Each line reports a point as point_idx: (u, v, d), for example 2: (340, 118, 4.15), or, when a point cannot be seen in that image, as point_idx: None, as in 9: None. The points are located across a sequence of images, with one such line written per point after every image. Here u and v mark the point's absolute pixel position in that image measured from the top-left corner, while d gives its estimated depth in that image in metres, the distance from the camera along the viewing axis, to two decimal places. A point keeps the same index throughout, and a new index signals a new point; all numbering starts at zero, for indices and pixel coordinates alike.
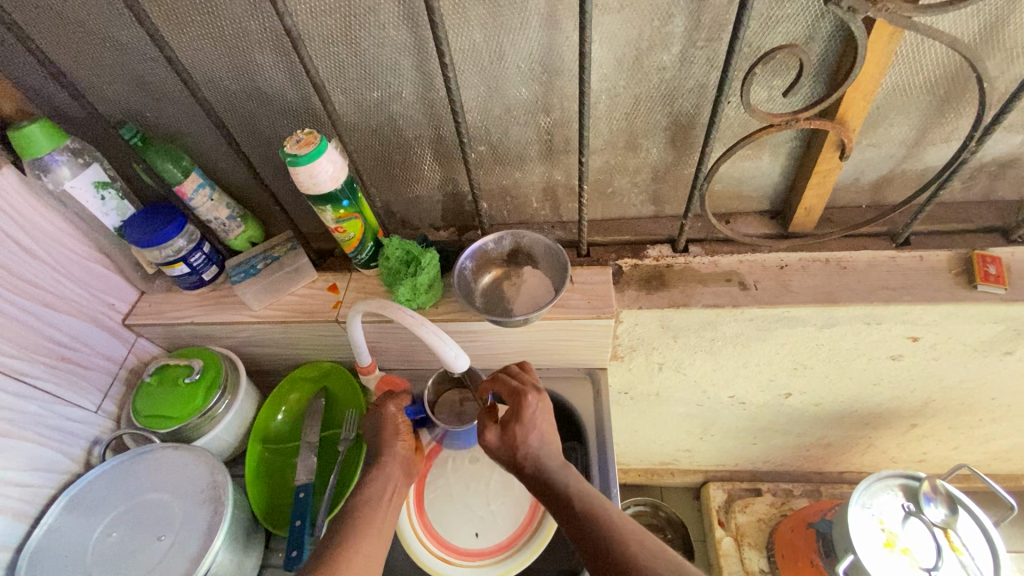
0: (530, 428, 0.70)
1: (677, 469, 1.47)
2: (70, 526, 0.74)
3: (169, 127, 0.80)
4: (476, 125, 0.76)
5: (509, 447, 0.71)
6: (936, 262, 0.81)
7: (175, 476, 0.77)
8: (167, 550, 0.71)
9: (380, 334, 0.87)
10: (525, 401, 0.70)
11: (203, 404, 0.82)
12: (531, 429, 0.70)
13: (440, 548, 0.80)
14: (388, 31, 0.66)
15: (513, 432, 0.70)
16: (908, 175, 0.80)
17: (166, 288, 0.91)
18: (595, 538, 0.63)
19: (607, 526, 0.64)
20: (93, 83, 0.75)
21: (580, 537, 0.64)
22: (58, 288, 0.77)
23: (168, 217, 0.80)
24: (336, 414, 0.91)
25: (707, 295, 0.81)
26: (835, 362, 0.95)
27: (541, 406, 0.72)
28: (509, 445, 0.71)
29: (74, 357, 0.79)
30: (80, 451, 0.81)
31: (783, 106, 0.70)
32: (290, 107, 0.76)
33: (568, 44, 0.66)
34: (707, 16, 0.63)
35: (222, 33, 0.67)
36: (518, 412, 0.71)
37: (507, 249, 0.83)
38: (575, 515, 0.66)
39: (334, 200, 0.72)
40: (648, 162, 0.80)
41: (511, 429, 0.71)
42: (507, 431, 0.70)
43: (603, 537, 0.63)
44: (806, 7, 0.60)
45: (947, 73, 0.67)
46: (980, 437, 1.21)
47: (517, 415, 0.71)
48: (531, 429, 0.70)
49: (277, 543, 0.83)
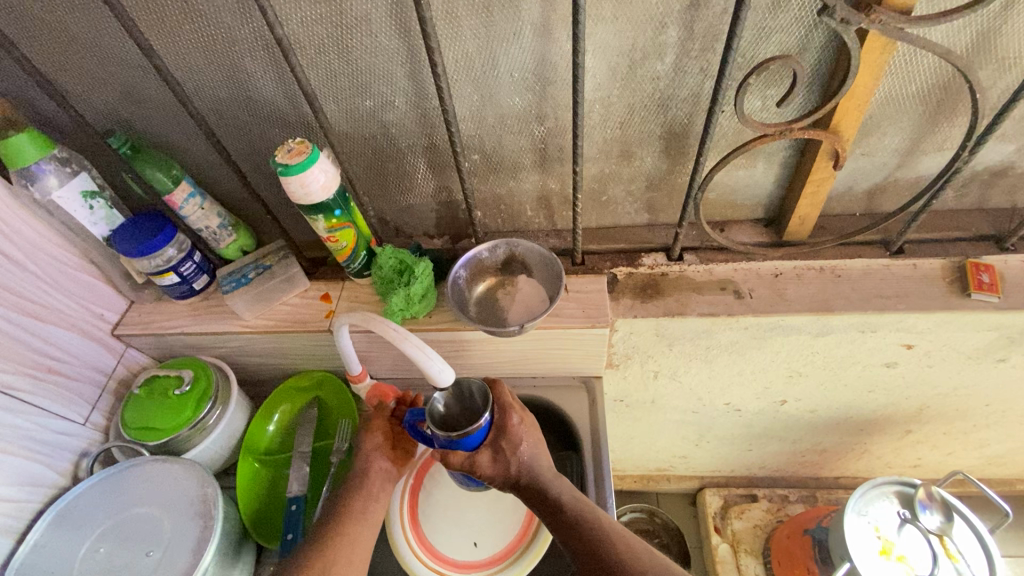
0: (518, 441, 0.71)
1: (673, 475, 1.46)
2: (56, 541, 0.72)
3: (159, 136, 0.79)
4: (470, 134, 0.75)
5: (503, 466, 0.71)
6: (929, 270, 0.81)
7: (165, 488, 0.76)
8: (156, 566, 0.70)
9: (372, 343, 0.86)
10: (509, 417, 0.72)
11: (193, 416, 0.81)
12: (519, 442, 0.71)
13: (434, 560, 0.78)
14: (380, 40, 0.65)
15: (502, 447, 0.71)
16: (901, 183, 0.81)
17: (156, 297, 0.90)
18: (592, 552, 0.65)
19: (602, 540, 0.65)
20: (80, 92, 0.74)
21: (577, 553, 0.65)
22: (45, 299, 0.76)
23: (157, 226, 0.79)
24: (328, 424, 0.90)
25: (702, 304, 0.81)
26: (830, 369, 0.95)
27: (525, 421, 0.73)
28: (501, 463, 0.71)
29: (61, 369, 0.78)
30: (68, 464, 0.80)
31: (777, 116, 0.70)
32: (281, 116, 0.75)
33: (562, 53, 0.66)
34: (700, 27, 0.63)
35: (212, 41, 0.66)
36: (503, 427, 0.72)
37: (501, 257, 0.83)
38: (571, 530, 0.67)
39: (326, 209, 0.71)
40: (642, 171, 0.80)
41: (501, 446, 0.71)
42: (496, 448, 0.71)
43: (600, 550, 0.64)
44: (799, 18, 0.60)
45: (940, 83, 0.67)
46: (974, 443, 1.21)
47: (505, 428, 0.72)
48: (518, 441, 0.71)
49: (269, 556, 0.82)
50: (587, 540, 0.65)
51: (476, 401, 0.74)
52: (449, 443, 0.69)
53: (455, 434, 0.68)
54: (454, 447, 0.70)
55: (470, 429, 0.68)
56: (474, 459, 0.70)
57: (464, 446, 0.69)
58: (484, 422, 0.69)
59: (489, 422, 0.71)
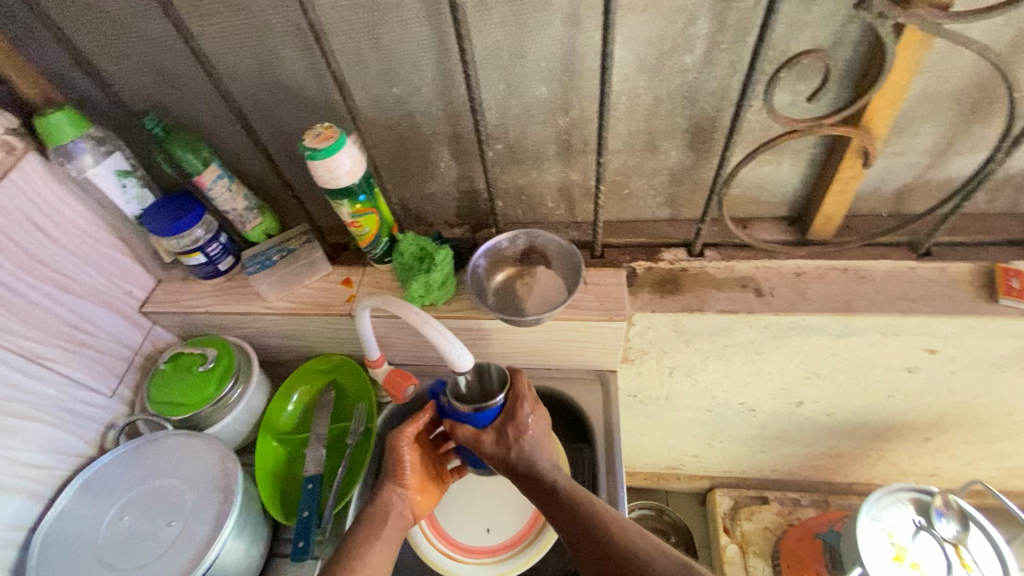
0: (524, 430, 0.73)
1: (683, 474, 1.46)
2: (83, 508, 0.75)
3: (191, 118, 0.80)
4: (495, 123, 0.76)
5: (504, 449, 0.73)
6: (956, 274, 0.80)
7: (187, 461, 0.78)
8: (178, 536, 0.72)
9: (389, 329, 0.87)
10: (521, 406, 0.74)
11: (215, 393, 0.83)
12: (525, 432, 0.73)
13: (445, 544, 0.80)
14: (410, 27, 0.66)
15: (507, 434, 0.73)
16: (931, 185, 0.79)
17: (182, 276, 0.92)
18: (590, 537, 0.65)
19: (600, 527, 0.65)
20: (118, 74, 0.76)
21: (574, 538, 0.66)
22: (77, 274, 0.78)
23: (187, 206, 0.81)
24: (346, 407, 0.92)
25: (721, 301, 0.81)
26: (849, 372, 0.94)
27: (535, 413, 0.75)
28: (504, 447, 0.73)
29: (91, 342, 0.81)
30: (95, 435, 0.82)
31: (806, 112, 0.69)
32: (310, 101, 0.76)
33: (590, 43, 0.66)
34: (732, 19, 0.62)
35: (246, 25, 0.67)
36: (512, 414, 0.73)
37: (521, 248, 0.83)
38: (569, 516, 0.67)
39: (351, 194, 0.72)
40: (666, 165, 0.80)
41: (507, 431, 0.73)
42: (501, 432, 0.73)
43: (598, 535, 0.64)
44: (834, 11, 0.59)
45: (976, 82, 0.66)
46: (995, 453, 1.19)
47: (516, 416, 0.73)
48: (524, 430, 0.73)
49: (286, 533, 0.84)
50: (587, 526, 0.65)
51: (494, 385, 0.76)
52: (462, 416, 0.73)
53: (471, 407, 0.72)
54: (467, 421, 0.73)
55: (484, 405, 0.72)
56: (478, 437, 0.73)
57: (475, 422, 0.73)
58: (497, 402, 0.72)
59: (501, 405, 0.73)
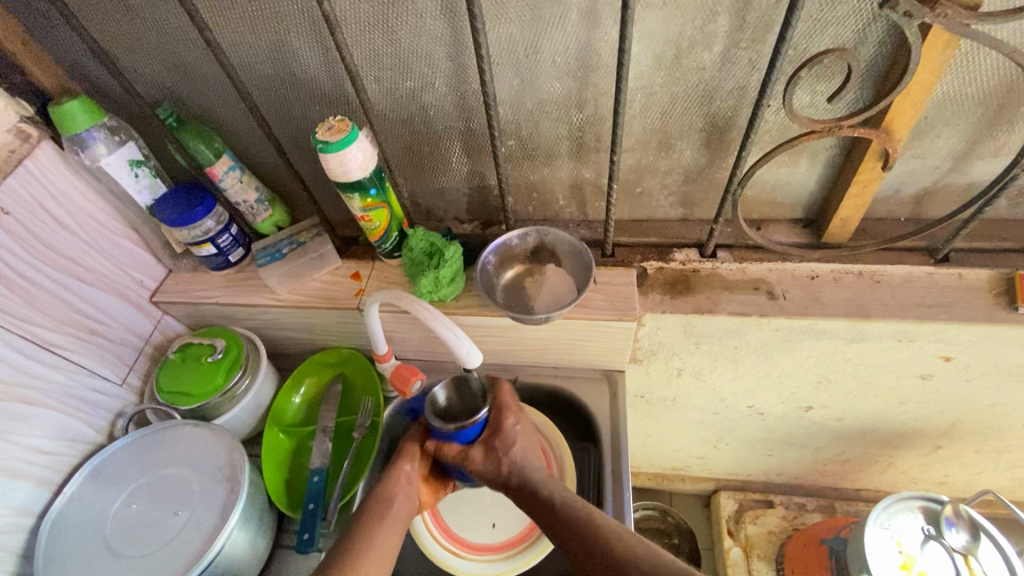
0: (509, 441, 0.74)
1: (688, 475, 1.45)
2: (92, 495, 0.75)
3: (203, 109, 0.80)
4: (508, 119, 0.75)
5: (495, 464, 0.73)
6: (975, 280, 0.78)
7: (194, 451, 0.78)
8: (184, 525, 0.73)
9: (397, 324, 0.87)
10: (504, 417, 0.75)
11: (224, 383, 0.84)
12: (511, 443, 0.74)
13: (451, 541, 0.80)
14: (425, 20, 0.65)
15: (494, 447, 0.74)
16: (951, 189, 0.78)
17: (193, 267, 0.92)
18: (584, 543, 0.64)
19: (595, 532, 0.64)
20: (133, 64, 0.76)
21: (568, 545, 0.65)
22: (89, 263, 0.79)
23: (198, 197, 0.81)
24: (353, 401, 0.92)
25: (733, 303, 0.80)
26: (861, 378, 0.92)
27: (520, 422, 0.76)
28: (493, 462, 0.73)
29: (101, 331, 0.81)
30: (105, 423, 0.82)
31: (826, 112, 0.68)
32: (322, 93, 0.76)
33: (607, 39, 0.65)
34: (752, 16, 0.61)
35: (260, 15, 0.67)
36: (496, 426, 0.75)
37: (531, 245, 0.83)
38: (562, 523, 0.67)
39: (362, 187, 0.72)
40: (680, 164, 0.79)
41: (494, 445, 0.74)
42: (488, 446, 0.74)
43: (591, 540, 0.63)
44: (858, 9, 0.58)
45: (1002, 85, 0.64)
46: (1007, 463, 1.17)
47: (500, 427, 0.75)
48: (511, 440, 0.74)
49: (291, 525, 0.84)
50: (581, 533, 0.64)
51: (475, 396, 0.77)
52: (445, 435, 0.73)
53: (451, 426, 0.72)
54: (451, 440, 0.74)
55: (466, 422, 0.72)
56: (466, 455, 0.74)
57: (459, 440, 0.73)
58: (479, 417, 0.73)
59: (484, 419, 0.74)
